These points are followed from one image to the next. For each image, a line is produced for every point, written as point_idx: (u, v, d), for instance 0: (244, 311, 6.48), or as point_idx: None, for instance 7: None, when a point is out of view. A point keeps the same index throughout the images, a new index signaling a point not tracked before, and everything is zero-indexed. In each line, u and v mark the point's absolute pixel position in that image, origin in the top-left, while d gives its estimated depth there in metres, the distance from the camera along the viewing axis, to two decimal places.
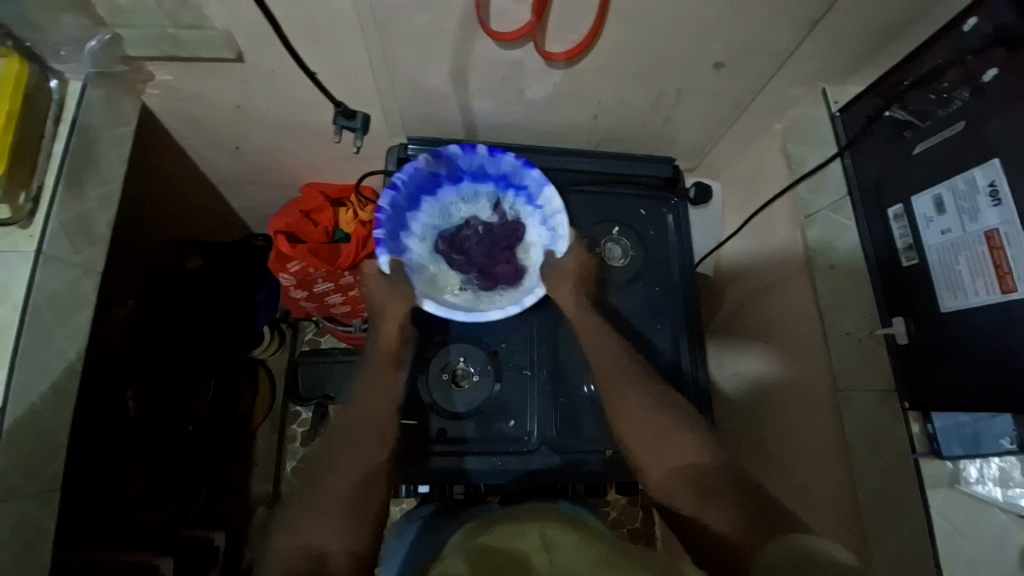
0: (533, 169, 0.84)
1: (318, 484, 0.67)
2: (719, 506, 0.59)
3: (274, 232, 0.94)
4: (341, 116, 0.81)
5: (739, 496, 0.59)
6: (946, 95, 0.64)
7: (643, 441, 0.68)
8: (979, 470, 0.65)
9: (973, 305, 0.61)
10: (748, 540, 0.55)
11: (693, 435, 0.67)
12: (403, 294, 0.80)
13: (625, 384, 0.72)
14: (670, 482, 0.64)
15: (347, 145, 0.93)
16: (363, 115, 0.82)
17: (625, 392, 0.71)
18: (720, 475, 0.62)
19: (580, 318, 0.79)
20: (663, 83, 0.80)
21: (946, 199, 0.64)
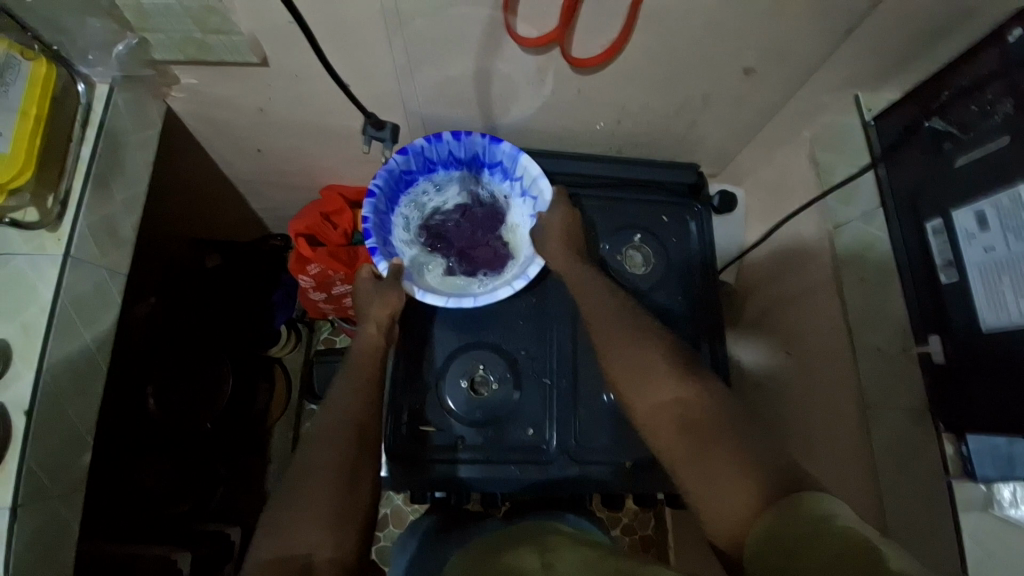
0: (503, 142, 0.84)
1: (297, 485, 0.64)
2: (718, 456, 0.55)
3: (294, 235, 0.95)
4: (370, 127, 0.83)
5: (741, 445, 0.55)
6: (989, 107, 0.61)
7: (640, 390, 0.65)
8: (1012, 494, 0.62)
9: (1015, 327, 0.57)
10: (748, 493, 0.51)
11: (688, 382, 0.63)
12: (396, 294, 0.81)
13: (617, 340, 0.69)
14: (666, 432, 0.61)
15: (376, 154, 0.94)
16: (392, 126, 0.84)
17: (622, 343, 0.69)
18: (718, 420, 0.58)
19: (580, 286, 0.77)
20: (690, 88, 0.78)
21: (989, 215, 0.61)
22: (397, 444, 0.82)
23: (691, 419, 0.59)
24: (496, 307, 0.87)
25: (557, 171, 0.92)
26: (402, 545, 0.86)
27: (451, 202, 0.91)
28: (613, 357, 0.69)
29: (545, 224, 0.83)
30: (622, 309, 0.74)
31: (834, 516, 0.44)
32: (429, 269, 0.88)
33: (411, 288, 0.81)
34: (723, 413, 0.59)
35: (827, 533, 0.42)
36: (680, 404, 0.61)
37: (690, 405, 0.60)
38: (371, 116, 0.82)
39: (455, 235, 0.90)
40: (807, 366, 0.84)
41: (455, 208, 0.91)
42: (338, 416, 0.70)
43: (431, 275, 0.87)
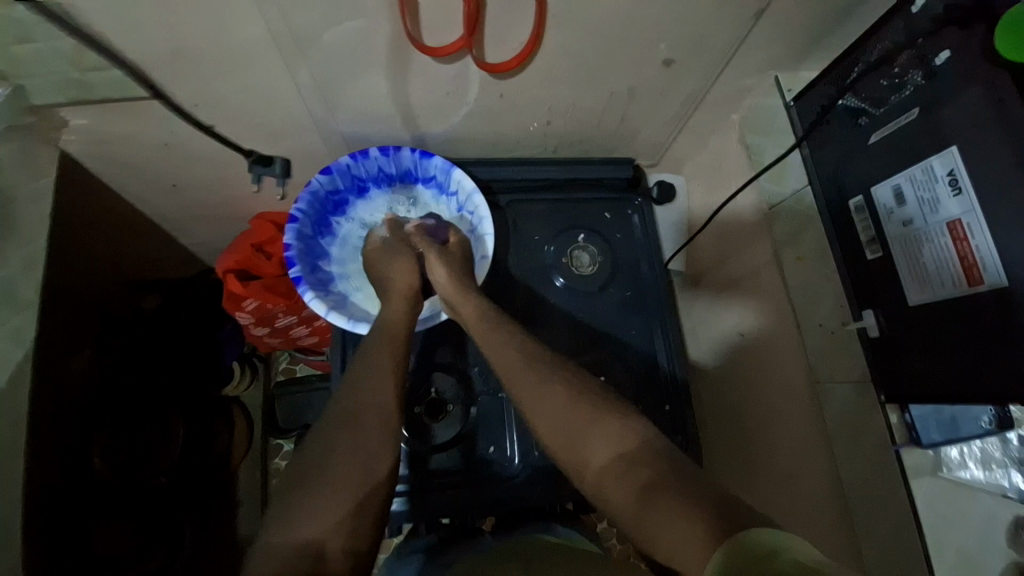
0: (434, 157, 0.81)
1: (314, 465, 0.58)
2: (657, 503, 0.51)
3: (223, 272, 0.90)
4: (258, 163, 0.83)
5: (688, 494, 0.50)
6: (899, 80, 0.62)
7: (567, 448, 0.60)
8: (959, 453, 0.65)
9: (938, 298, 0.59)
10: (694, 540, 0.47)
11: (623, 429, 0.59)
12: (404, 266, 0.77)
13: (530, 386, 0.64)
14: (606, 486, 0.57)
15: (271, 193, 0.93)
16: (280, 159, 0.84)
17: (537, 395, 0.63)
18: (654, 467, 0.55)
19: (477, 323, 0.71)
20: (614, 83, 0.77)
21: (905, 190, 0.62)
22: (410, 474, 0.79)
23: (625, 466, 0.56)
24: (444, 322, 0.85)
25: (493, 179, 0.90)
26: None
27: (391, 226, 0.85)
28: (530, 413, 0.63)
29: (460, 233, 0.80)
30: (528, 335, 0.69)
31: (793, 549, 0.42)
32: (363, 299, 0.81)
33: (338, 319, 0.74)
34: (655, 454, 0.56)
35: (781, 566, 0.40)
36: (612, 454, 0.57)
37: (622, 451, 0.57)
38: (254, 153, 0.81)
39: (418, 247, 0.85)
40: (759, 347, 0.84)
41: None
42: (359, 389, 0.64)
43: (366, 303, 0.80)
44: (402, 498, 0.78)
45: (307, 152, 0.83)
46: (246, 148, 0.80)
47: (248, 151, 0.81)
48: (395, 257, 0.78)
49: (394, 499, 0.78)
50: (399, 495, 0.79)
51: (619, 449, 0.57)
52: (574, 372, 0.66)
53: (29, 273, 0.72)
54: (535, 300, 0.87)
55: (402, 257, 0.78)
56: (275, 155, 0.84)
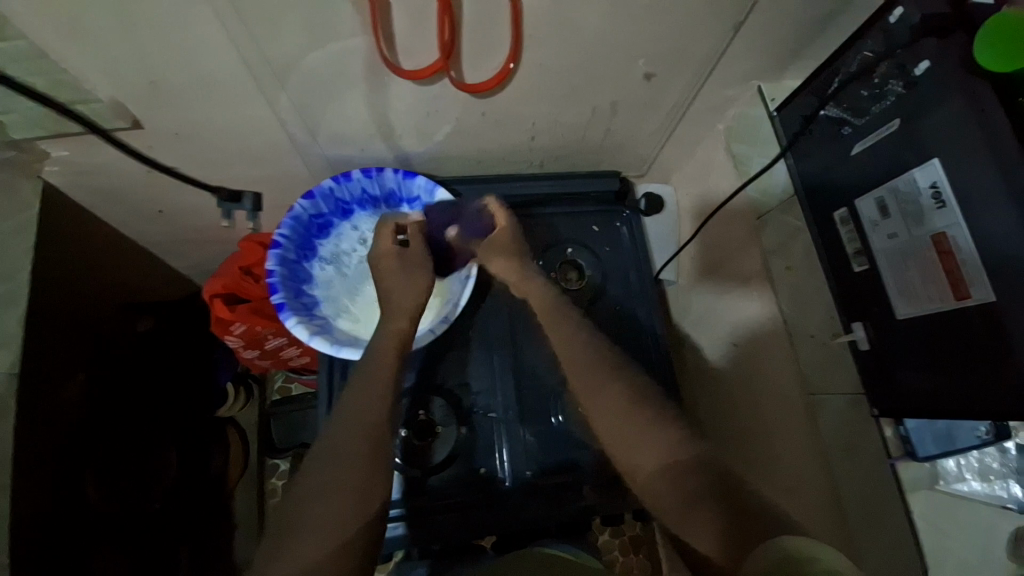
0: (417, 176, 0.80)
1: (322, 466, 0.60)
2: (702, 516, 0.52)
3: (209, 296, 0.88)
4: (227, 200, 0.84)
5: (724, 507, 0.52)
6: (879, 90, 0.62)
7: (623, 447, 0.62)
8: (957, 465, 0.63)
9: (926, 312, 0.58)
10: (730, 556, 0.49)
11: (669, 428, 0.60)
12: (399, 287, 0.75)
13: (590, 383, 0.65)
14: (654, 489, 0.58)
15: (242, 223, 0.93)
16: (249, 195, 0.86)
17: (596, 393, 0.65)
18: (702, 475, 0.56)
19: (547, 315, 0.72)
20: (596, 99, 0.77)
21: (889, 202, 0.61)
22: (403, 499, 0.78)
23: (670, 471, 0.57)
24: (433, 342, 0.84)
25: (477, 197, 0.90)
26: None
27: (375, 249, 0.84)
28: (593, 404, 0.65)
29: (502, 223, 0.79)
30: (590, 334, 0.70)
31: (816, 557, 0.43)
32: (347, 326, 0.79)
33: (322, 345, 0.72)
34: (704, 464, 0.57)
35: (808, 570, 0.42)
36: (657, 457, 0.59)
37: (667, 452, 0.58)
38: (223, 189, 0.83)
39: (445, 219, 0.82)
40: (755, 357, 0.83)
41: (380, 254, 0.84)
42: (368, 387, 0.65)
43: (351, 328, 0.79)
44: (398, 523, 0.78)
45: (290, 175, 0.83)
46: (212, 185, 0.82)
47: (216, 188, 0.83)
48: (384, 275, 0.76)
49: (389, 525, 0.77)
50: (395, 519, 0.78)
51: (668, 450, 0.59)
52: (628, 376, 0.65)
53: (12, 308, 0.72)
54: (525, 317, 0.86)
55: (388, 275, 0.76)
56: (245, 190, 0.85)
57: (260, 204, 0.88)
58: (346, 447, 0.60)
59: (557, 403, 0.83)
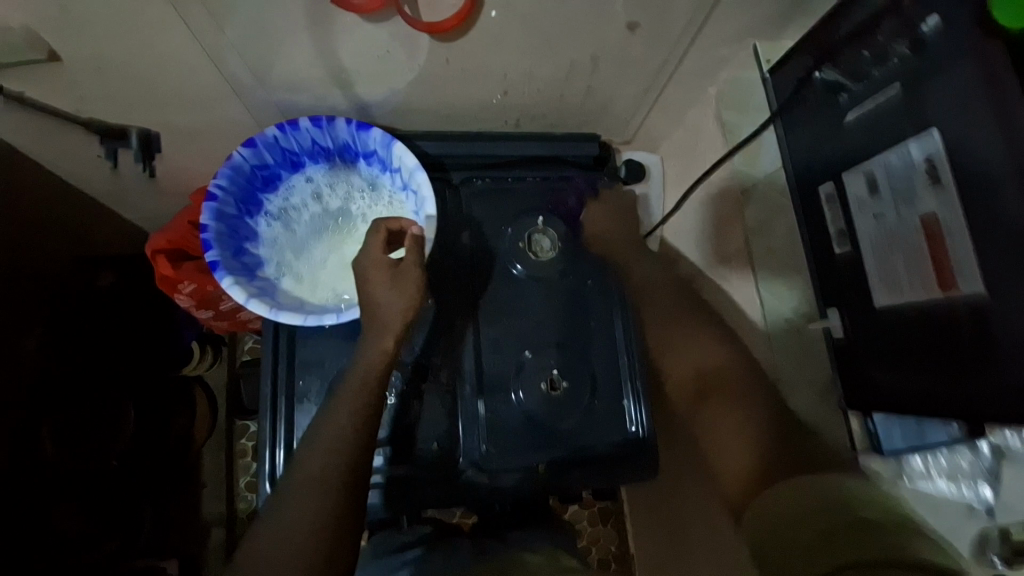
0: (372, 129, 0.71)
1: (309, 451, 0.62)
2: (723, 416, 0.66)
3: (151, 252, 0.82)
4: (110, 138, 0.74)
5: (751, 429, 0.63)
6: (883, 50, 0.55)
7: (675, 349, 0.76)
8: (926, 464, 0.62)
9: (908, 302, 0.54)
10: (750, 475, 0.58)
11: (718, 346, 0.74)
12: (382, 270, 0.67)
13: (662, 309, 0.80)
14: (686, 383, 0.73)
15: (132, 172, 0.82)
16: (134, 133, 0.75)
17: (665, 313, 0.80)
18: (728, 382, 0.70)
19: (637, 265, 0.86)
20: (573, 51, 0.70)
21: (879, 179, 0.56)
22: (386, 467, 0.75)
23: (704, 374, 0.72)
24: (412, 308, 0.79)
25: (444, 155, 0.83)
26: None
27: (329, 204, 0.77)
28: (649, 317, 0.81)
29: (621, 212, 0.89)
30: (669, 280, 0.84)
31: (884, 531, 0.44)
32: (291, 289, 0.73)
33: (260, 308, 0.66)
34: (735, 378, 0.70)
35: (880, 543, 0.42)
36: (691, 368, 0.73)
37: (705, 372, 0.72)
38: (101, 124, 0.72)
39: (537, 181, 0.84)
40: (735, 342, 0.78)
41: (334, 212, 0.77)
42: (369, 363, 0.66)
43: (297, 292, 0.73)
44: (376, 491, 0.75)
45: (238, 123, 0.76)
46: (83, 118, 0.70)
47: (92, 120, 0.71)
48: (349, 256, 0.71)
49: (370, 492, 0.74)
50: (375, 486, 0.75)
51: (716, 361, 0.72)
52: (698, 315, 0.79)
53: None
54: (493, 288, 0.81)
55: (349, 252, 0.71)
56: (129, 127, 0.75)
57: (153, 144, 0.78)
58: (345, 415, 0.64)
59: (519, 378, 0.79)
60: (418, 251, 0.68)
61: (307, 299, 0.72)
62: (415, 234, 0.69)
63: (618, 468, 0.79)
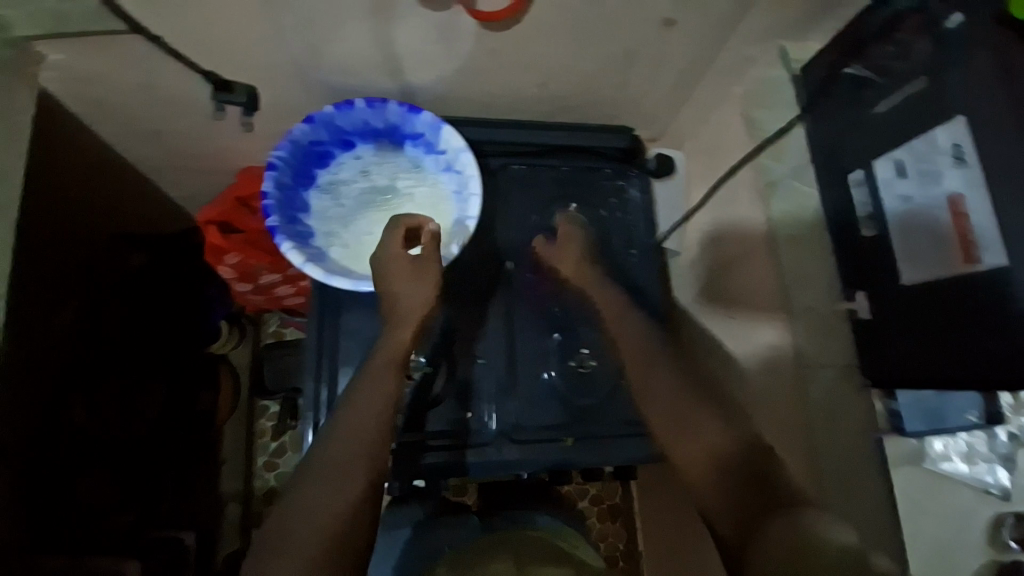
0: (422, 112, 0.76)
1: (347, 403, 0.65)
2: (726, 489, 0.57)
3: (204, 222, 0.89)
4: (218, 90, 0.73)
5: (742, 497, 0.55)
6: (907, 48, 0.60)
7: (676, 434, 0.64)
8: (944, 446, 0.65)
9: (935, 277, 0.57)
10: (742, 528, 0.53)
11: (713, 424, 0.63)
12: (400, 269, 0.72)
13: (656, 370, 0.70)
14: (695, 464, 0.61)
15: (235, 122, 0.84)
16: (243, 87, 0.74)
17: (651, 370, 0.70)
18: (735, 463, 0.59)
19: (614, 316, 0.76)
20: (613, 44, 0.74)
21: (907, 163, 0.60)
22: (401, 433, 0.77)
23: (718, 458, 0.60)
24: (447, 283, 0.83)
25: (483, 141, 0.86)
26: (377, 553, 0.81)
27: (377, 180, 0.81)
28: (640, 373, 0.71)
29: (579, 256, 0.81)
30: (649, 334, 0.75)
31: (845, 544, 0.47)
32: (339, 257, 0.77)
33: (314, 272, 0.71)
34: (730, 450, 0.60)
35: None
36: (699, 448, 0.62)
37: (712, 455, 0.61)
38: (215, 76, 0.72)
39: (574, 169, 0.89)
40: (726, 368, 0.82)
41: (381, 187, 0.81)
42: (392, 349, 0.69)
43: (344, 261, 0.77)
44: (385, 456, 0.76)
45: (293, 104, 0.81)
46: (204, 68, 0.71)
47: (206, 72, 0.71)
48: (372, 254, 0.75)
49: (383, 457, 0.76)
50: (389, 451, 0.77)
51: (712, 446, 0.61)
52: (681, 372, 0.70)
53: None
54: (524, 269, 0.85)
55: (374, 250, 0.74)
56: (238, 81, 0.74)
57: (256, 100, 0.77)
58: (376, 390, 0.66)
59: (549, 358, 0.82)
60: (434, 246, 0.73)
61: (352, 268, 0.76)
62: (433, 230, 0.73)
63: (639, 451, 0.80)
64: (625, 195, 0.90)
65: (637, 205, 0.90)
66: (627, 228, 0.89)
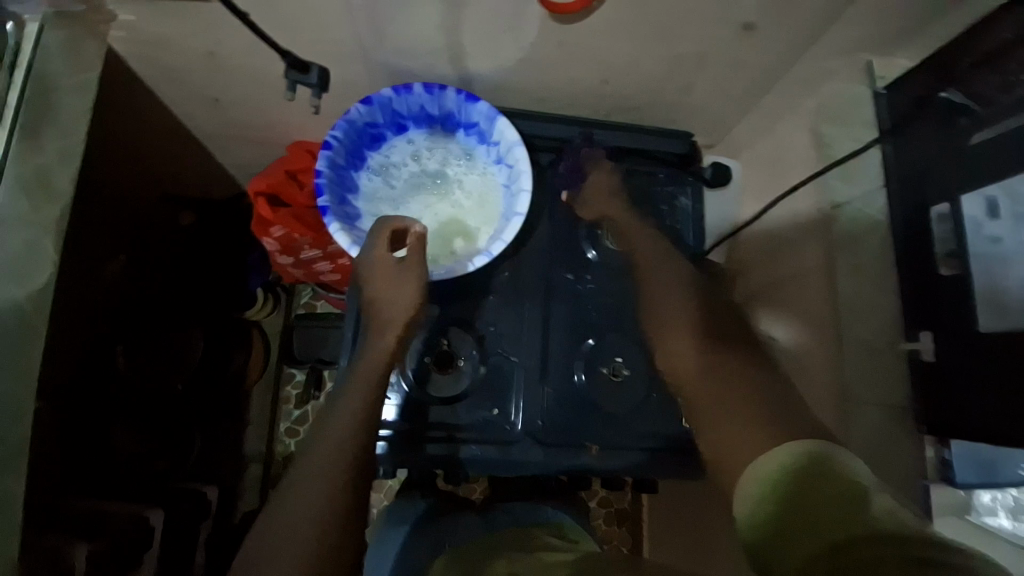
0: (479, 102, 0.74)
1: (347, 396, 0.67)
2: (728, 398, 0.59)
3: (253, 193, 0.88)
4: (294, 70, 0.69)
5: (754, 406, 0.57)
6: (1012, 76, 0.55)
7: (667, 333, 0.71)
8: (991, 499, 0.62)
9: (1017, 328, 0.53)
10: (744, 435, 0.54)
11: (702, 342, 0.67)
12: (383, 271, 0.71)
13: (663, 279, 0.75)
14: (685, 368, 0.66)
15: (304, 101, 0.85)
16: (318, 69, 0.70)
17: (659, 277, 0.76)
18: (729, 368, 0.62)
19: (635, 234, 0.79)
20: (685, 45, 0.71)
21: (1003, 205, 0.57)
22: (398, 422, 0.78)
23: (712, 355, 0.65)
24: (486, 276, 0.82)
25: (536, 135, 0.85)
26: (381, 542, 0.82)
27: (427, 166, 0.81)
28: (651, 281, 0.76)
29: (612, 180, 0.82)
30: (666, 249, 0.79)
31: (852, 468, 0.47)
32: None
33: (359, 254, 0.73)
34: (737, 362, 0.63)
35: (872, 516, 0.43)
36: (693, 348, 0.67)
37: (707, 351, 0.65)
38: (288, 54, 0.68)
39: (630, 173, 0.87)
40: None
41: (431, 172, 0.81)
42: (373, 358, 0.69)
43: None
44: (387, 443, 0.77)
45: (351, 84, 0.80)
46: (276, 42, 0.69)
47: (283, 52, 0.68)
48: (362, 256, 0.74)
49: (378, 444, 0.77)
50: (383, 439, 0.77)
51: (706, 350, 0.65)
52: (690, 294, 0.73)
53: (66, 162, 0.66)
54: (565, 269, 0.83)
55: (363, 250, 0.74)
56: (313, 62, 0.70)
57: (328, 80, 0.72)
58: (357, 391, 0.67)
59: (581, 361, 0.81)
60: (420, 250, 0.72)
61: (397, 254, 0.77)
62: (417, 232, 0.72)
63: (662, 460, 0.80)
64: (675, 205, 0.87)
65: (688, 215, 0.87)
66: (674, 237, 0.86)
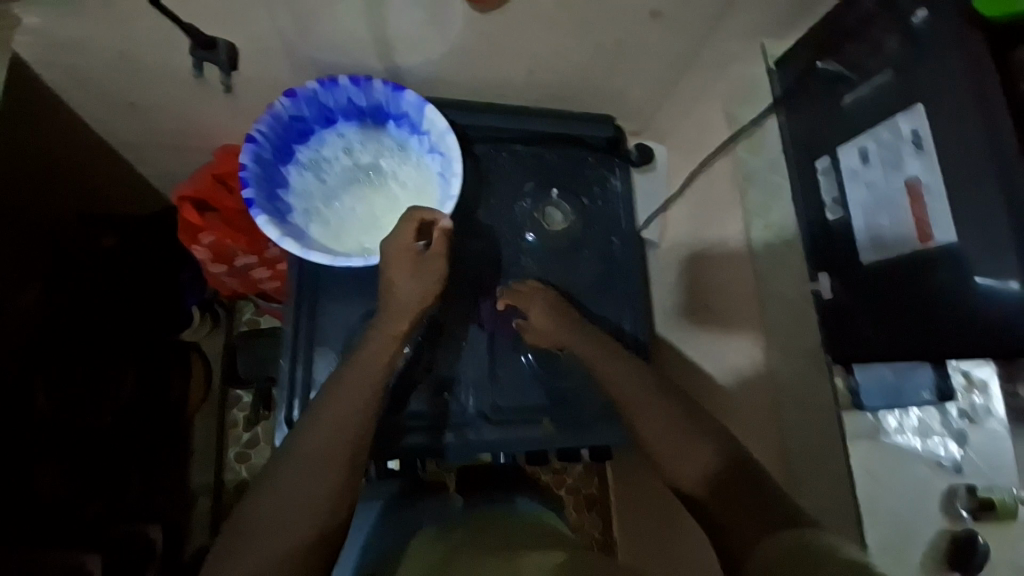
0: (406, 91, 0.76)
1: (315, 427, 0.61)
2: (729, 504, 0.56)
3: (179, 199, 0.86)
4: (199, 47, 0.69)
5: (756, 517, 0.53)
6: (876, 44, 0.63)
7: (670, 451, 0.63)
8: (898, 420, 0.69)
9: (894, 256, 0.63)
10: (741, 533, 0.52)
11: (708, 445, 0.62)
12: (407, 265, 0.70)
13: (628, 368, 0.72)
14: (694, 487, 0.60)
15: (214, 84, 0.80)
16: (224, 44, 0.70)
17: (612, 357, 0.74)
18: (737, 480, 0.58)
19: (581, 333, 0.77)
20: (600, 32, 0.77)
21: (872, 150, 0.65)
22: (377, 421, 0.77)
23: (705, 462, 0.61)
24: None
25: (468, 124, 0.87)
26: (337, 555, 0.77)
27: (359, 159, 0.83)
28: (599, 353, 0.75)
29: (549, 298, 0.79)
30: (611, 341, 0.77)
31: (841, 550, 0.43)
32: (318, 235, 0.77)
33: (292, 246, 0.70)
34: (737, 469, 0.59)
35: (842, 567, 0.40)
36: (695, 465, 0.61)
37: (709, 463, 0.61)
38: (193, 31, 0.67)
39: (559, 158, 0.90)
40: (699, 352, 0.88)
41: (364, 165, 0.83)
42: (366, 364, 0.65)
43: (324, 239, 0.77)
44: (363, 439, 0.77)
45: (279, 82, 0.80)
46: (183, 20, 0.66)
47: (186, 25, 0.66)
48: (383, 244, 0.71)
49: None
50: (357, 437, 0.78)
51: (709, 462, 0.61)
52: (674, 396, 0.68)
53: None
54: (506, 251, 0.86)
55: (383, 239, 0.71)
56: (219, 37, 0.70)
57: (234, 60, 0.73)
58: (333, 412, 0.62)
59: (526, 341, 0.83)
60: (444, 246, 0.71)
61: (334, 248, 0.76)
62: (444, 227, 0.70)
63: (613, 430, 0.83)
64: (608, 186, 0.91)
65: (615, 197, 0.91)
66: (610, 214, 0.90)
